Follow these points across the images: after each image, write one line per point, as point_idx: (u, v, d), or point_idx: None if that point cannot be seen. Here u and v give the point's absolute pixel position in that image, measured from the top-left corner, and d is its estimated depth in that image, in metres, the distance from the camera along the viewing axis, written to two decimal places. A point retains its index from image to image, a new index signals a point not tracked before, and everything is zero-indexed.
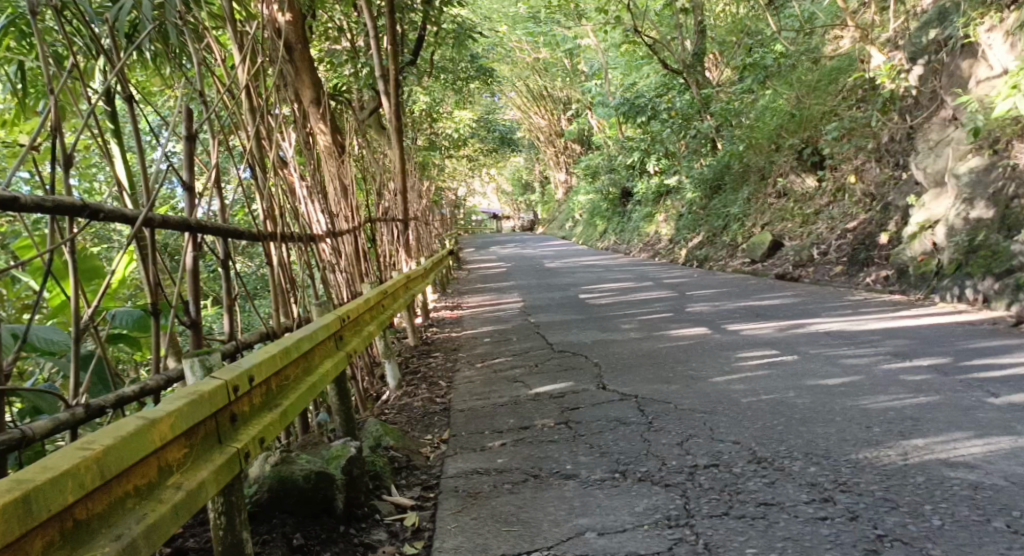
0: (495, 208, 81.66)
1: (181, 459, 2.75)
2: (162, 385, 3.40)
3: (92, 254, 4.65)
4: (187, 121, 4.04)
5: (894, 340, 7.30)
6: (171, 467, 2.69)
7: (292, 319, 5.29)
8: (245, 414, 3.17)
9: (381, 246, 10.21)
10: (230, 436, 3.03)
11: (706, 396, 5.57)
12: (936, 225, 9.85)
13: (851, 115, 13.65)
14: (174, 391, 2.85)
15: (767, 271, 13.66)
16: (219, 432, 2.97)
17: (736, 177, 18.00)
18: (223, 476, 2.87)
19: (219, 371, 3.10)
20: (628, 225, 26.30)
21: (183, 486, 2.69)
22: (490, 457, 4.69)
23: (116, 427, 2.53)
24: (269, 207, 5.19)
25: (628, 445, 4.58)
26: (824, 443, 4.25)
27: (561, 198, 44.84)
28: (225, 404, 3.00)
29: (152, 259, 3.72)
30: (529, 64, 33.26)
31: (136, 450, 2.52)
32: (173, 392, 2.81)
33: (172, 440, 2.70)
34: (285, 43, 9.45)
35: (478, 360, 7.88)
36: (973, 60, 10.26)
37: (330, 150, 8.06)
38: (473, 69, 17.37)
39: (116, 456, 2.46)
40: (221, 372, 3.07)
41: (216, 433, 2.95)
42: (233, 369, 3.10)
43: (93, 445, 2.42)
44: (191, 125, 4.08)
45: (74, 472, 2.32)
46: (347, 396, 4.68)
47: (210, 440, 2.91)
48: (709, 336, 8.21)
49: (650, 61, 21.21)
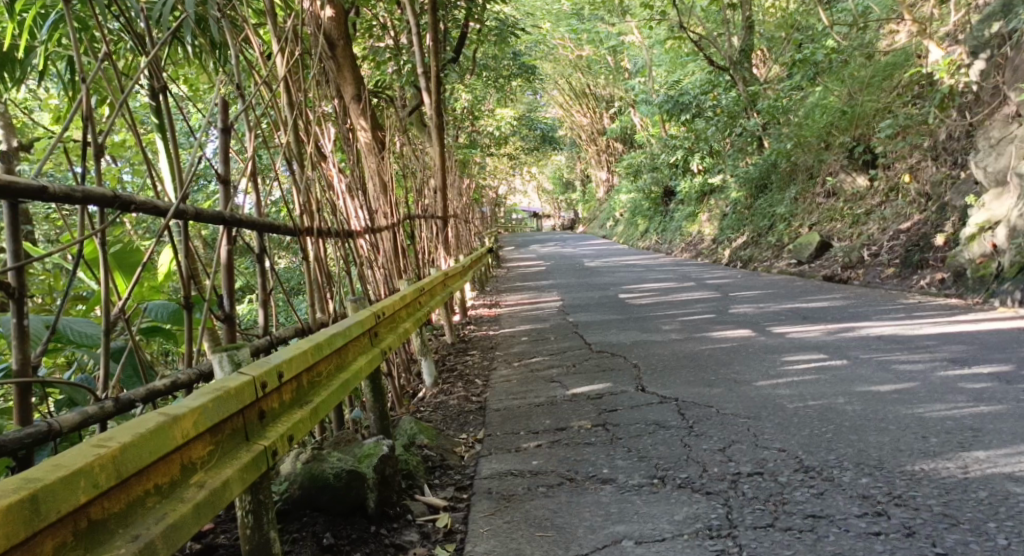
0: (536, 207, 81.53)
1: (205, 457, 2.66)
2: (194, 379, 3.31)
3: (134, 247, 4.56)
4: (224, 113, 3.94)
5: (950, 345, 7.07)
6: (194, 465, 2.61)
7: (327, 315, 5.20)
8: (274, 410, 3.08)
9: (421, 243, 10.14)
10: (258, 433, 2.95)
11: (750, 401, 5.41)
12: (997, 226, 9.56)
13: (905, 113, 13.35)
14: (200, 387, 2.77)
15: (814, 273, 13.40)
16: (246, 428, 2.89)
17: (783, 176, 17.72)
18: (250, 474, 2.79)
19: (248, 366, 3.02)
20: (671, 224, 26.04)
21: (207, 485, 2.61)
22: (526, 459, 4.58)
23: (137, 423, 2.46)
24: (307, 201, 5.10)
25: (668, 450, 4.44)
26: (876, 452, 4.08)
27: (603, 197, 44.59)
28: (252, 400, 2.91)
29: (187, 252, 3.63)
30: (572, 62, 33.11)
31: (156, 447, 2.45)
32: (198, 388, 2.73)
33: (196, 436, 2.62)
34: (328, 38, 9.38)
35: (514, 359, 7.77)
36: None
37: (370, 146, 7.98)
38: (515, 67, 17.27)
39: (135, 453, 2.38)
40: (248, 367, 2.99)
41: (243, 429, 2.87)
42: (261, 365, 3.02)
43: (110, 442, 2.35)
44: (228, 117, 3.99)
45: (88, 471, 2.25)
46: (382, 393, 4.59)
47: (236, 436, 2.83)
48: (754, 338, 8.03)
49: (696, 59, 20.98)
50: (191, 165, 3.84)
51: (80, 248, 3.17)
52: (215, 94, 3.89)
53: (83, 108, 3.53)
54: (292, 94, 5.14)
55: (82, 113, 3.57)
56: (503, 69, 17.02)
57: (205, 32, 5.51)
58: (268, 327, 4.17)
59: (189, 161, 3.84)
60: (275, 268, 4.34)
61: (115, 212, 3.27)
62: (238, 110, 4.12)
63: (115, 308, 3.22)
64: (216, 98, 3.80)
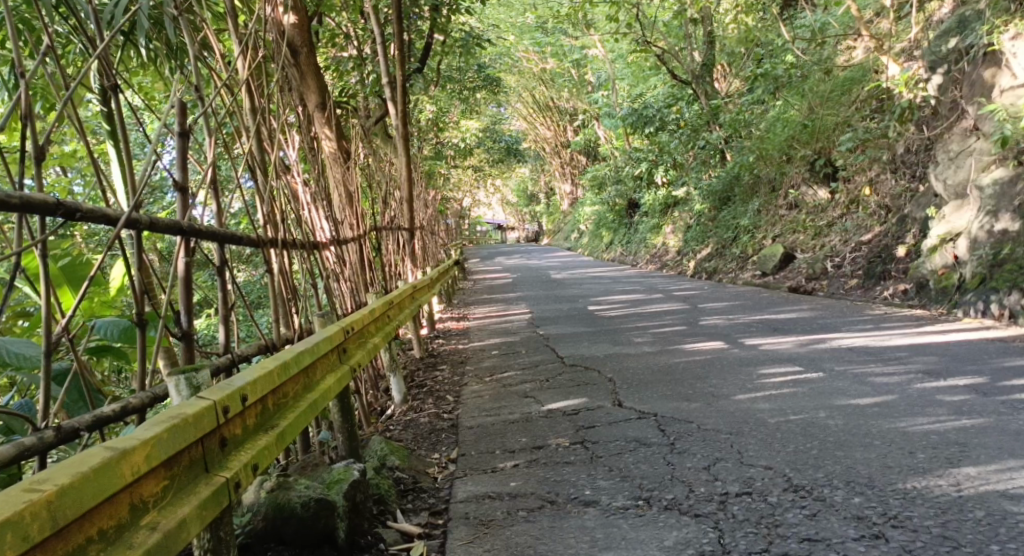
0: (500, 220, 81.36)
1: (158, 495, 2.45)
2: (146, 403, 3.06)
3: (84, 261, 4.35)
4: (181, 115, 3.70)
5: (922, 357, 6.98)
6: (146, 504, 2.40)
7: (293, 330, 4.98)
8: (237, 437, 2.87)
9: (387, 255, 9.92)
10: (219, 463, 2.73)
11: (729, 416, 5.26)
12: (958, 238, 9.55)
13: (864, 126, 13.35)
14: (154, 415, 2.56)
15: (779, 284, 13.36)
16: (206, 460, 2.67)
17: (746, 189, 17.73)
18: (208, 510, 2.57)
19: (208, 390, 2.80)
20: (635, 236, 26.00)
21: (159, 527, 2.39)
22: (503, 480, 4.39)
23: (78, 461, 2.24)
24: (270, 211, 4.87)
25: (651, 469, 4.27)
26: (865, 470, 3.94)
27: (567, 210, 44.51)
28: (213, 428, 2.70)
29: (141, 264, 3.40)
30: (536, 76, 33.09)
31: (98, 488, 2.22)
32: (150, 417, 2.52)
33: (146, 473, 2.40)
34: (290, 45, 9.13)
35: (486, 374, 7.57)
36: (996, 69, 9.97)
37: (336, 156, 7.76)
38: (479, 79, 17.05)
39: (73, 497, 2.16)
40: (208, 390, 2.77)
41: (202, 460, 2.65)
42: (223, 388, 2.81)
43: (45, 485, 2.13)
44: (185, 119, 3.75)
45: (17, 521, 2.02)
46: (350, 414, 4.38)
47: (194, 468, 2.61)
48: (727, 351, 7.91)
49: (659, 72, 21.01)
50: (145, 174, 3.60)
51: (17, 260, 2.92)
52: (172, 96, 3.65)
53: (25, 112, 3.29)
54: (254, 100, 4.91)
55: (24, 117, 3.32)
56: (467, 81, 16.87)
57: (163, 36, 5.29)
58: (229, 344, 3.94)
59: (143, 169, 3.60)
60: (237, 282, 4.12)
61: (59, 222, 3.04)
62: (197, 113, 3.89)
63: (57, 327, 2.98)
64: (173, 98, 3.56)
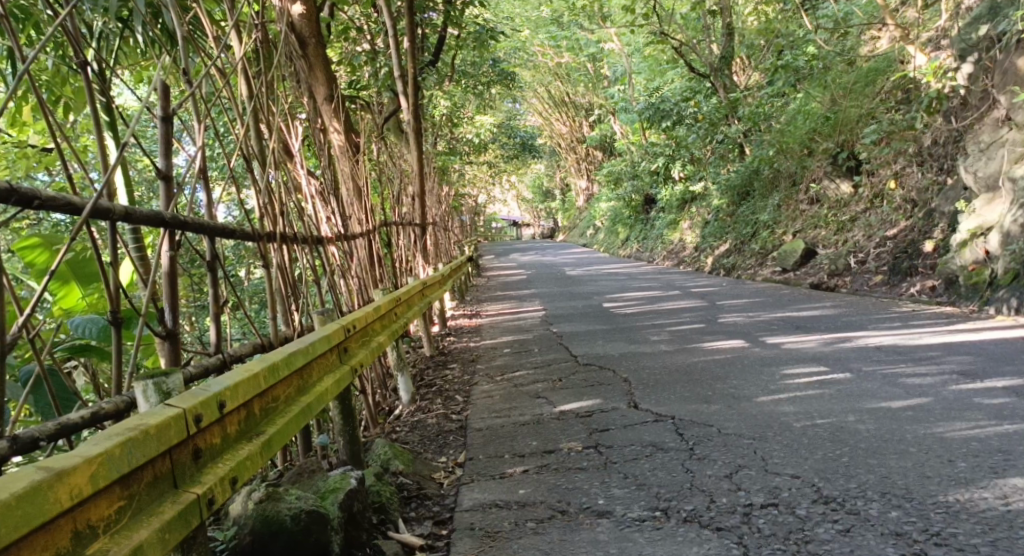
0: (516, 217, 81.10)
1: (111, 517, 2.25)
2: (120, 409, 2.85)
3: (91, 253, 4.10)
4: (163, 97, 3.48)
5: (954, 356, 6.69)
6: (95, 528, 2.20)
7: (294, 328, 4.73)
8: (214, 447, 2.67)
9: (398, 251, 9.69)
10: (190, 478, 2.54)
11: (752, 419, 4.99)
12: (989, 232, 9.21)
13: (888, 118, 13.00)
14: (111, 426, 2.37)
15: (800, 280, 13.04)
16: (173, 475, 2.48)
17: (765, 183, 17.40)
18: (173, 533, 2.36)
19: (179, 396, 2.60)
20: (652, 232, 25.66)
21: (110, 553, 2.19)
22: (511, 488, 4.14)
23: (11, 480, 2.05)
24: (268, 202, 4.64)
25: (669, 477, 4.02)
26: (901, 480, 3.67)
27: (583, 206, 44.16)
28: (181, 439, 2.50)
29: (118, 258, 3.18)
30: (552, 71, 32.82)
31: (29, 512, 2.03)
32: (105, 430, 2.33)
33: (95, 493, 2.21)
34: (297, 35, 8.86)
35: (497, 373, 7.31)
36: None
37: (344, 149, 7.52)
38: (495, 73, 16.81)
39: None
40: (177, 397, 2.57)
41: (169, 475, 2.46)
42: (197, 393, 2.61)
43: None
44: (169, 103, 3.52)
45: None
46: (351, 416, 4.14)
47: (158, 485, 2.42)
48: (748, 349, 7.63)
49: (676, 66, 20.71)
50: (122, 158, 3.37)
51: None
52: (154, 76, 3.43)
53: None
54: (251, 86, 4.67)
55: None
56: (482, 76, 16.59)
57: (159, 23, 5.09)
58: (221, 342, 3.73)
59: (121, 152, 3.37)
60: (230, 278, 3.91)
61: (18, 211, 2.80)
62: (185, 95, 3.68)
63: (16, 323, 2.75)
64: (154, 79, 3.35)
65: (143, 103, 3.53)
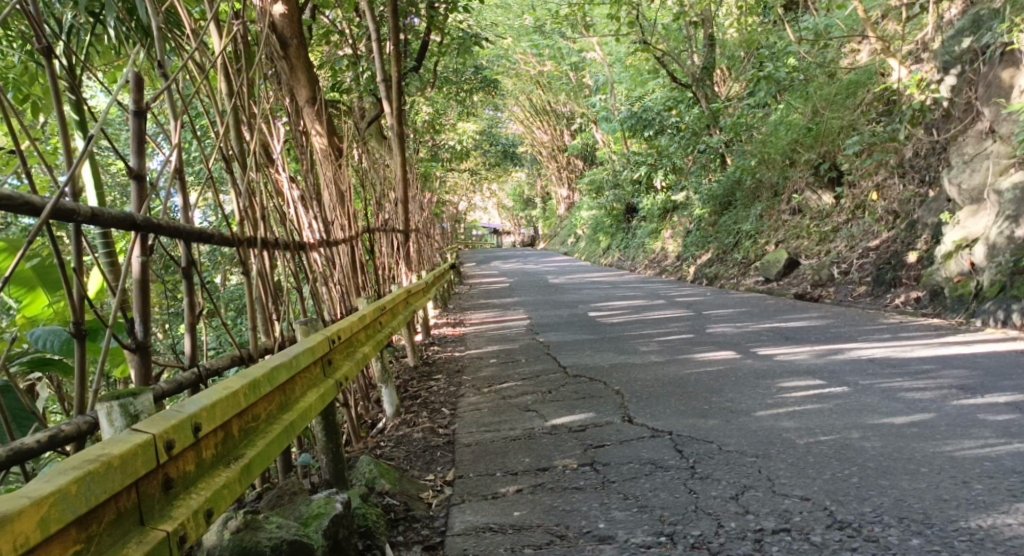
0: (495, 225, 80.84)
1: None
2: (84, 429, 2.62)
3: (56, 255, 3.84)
4: (136, 91, 3.24)
5: (951, 370, 6.50)
6: None
7: (273, 338, 4.47)
8: (188, 474, 2.46)
9: (380, 258, 9.44)
10: (160, 512, 2.33)
11: (753, 435, 4.80)
12: (975, 243, 9.07)
13: (871, 130, 12.90)
14: (71, 457, 2.17)
15: (784, 290, 12.89)
16: (141, 510, 2.27)
17: (748, 193, 17.26)
18: None
19: (150, 418, 2.40)
20: (633, 241, 25.49)
21: None
22: (506, 509, 3.94)
23: None
24: (248, 205, 4.39)
25: (672, 499, 3.84)
26: (917, 503, 3.54)
27: (563, 214, 43.94)
28: (150, 469, 2.30)
29: (82, 264, 2.94)
30: (534, 79, 32.70)
31: None
32: (64, 461, 2.13)
33: (50, 536, 2.02)
34: (279, 35, 8.61)
35: (483, 385, 7.07)
36: (1015, 69, 9.54)
37: (326, 152, 7.27)
38: (477, 81, 16.39)
39: None
40: (145, 419, 2.37)
41: (136, 511, 2.26)
42: (170, 416, 2.40)
43: None
44: (142, 97, 3.28)
45: None
46: (336, 432, 3.90)
47: (124, 522, 2.22)
48: (739, 361, 7.46)
49: (657, 76, 20.56)
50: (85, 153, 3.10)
51: None
52: (126, 69, 3.20)
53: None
54: (232, 83, 4.42)
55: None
56: (465, 83, 16.39)
57: (133, 16, 4.83)
58: (196, 355, 3.50)
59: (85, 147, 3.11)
60: (206, 286, 3.68)
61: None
62: (161, 88, 3.47)
63: None
64: (127, 70, 3.14)
65: (114, 98, 3.29)
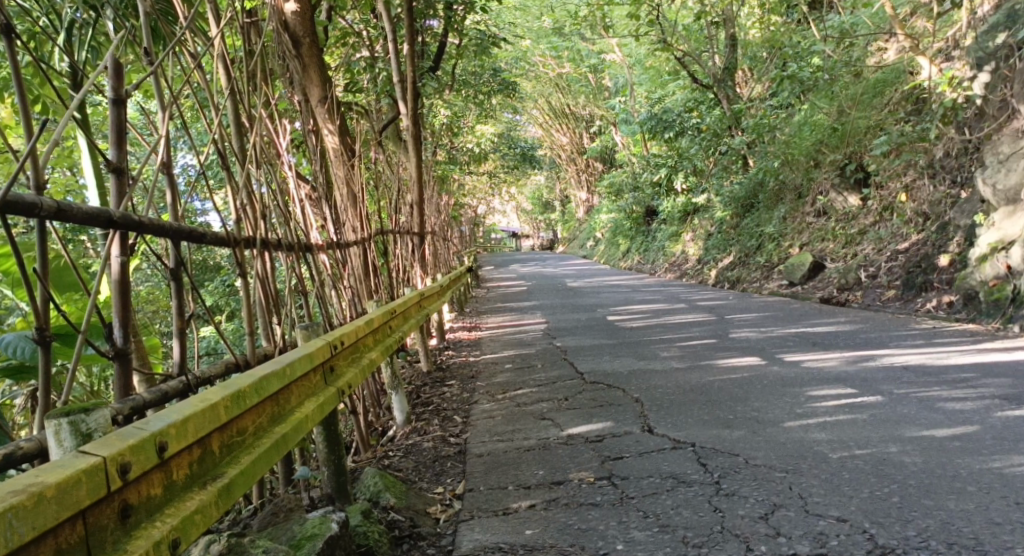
0: (513, 227, 80.53)
1: None
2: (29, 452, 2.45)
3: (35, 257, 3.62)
4: (114, 79, 3.10)
5: (992, 378, 6.21)
6: None
7: (273, 344, 4.24)
8: (152, 500, 2.33)
9: (395, 260, 9.19)
10: (115, 545, 2.20)
11: (783, 447, 4.54)
12: (1011, 246, 8.75)
13: (898, 130, 12.56)
14: (9, 481, 2.07)
15: (808, 294, 12.56)
16: (91, 542, 2.15)
17: (771, 195, 16.89)
18: None
19: (106, 438, 2.29)
20: (653, 244, 25.10)
21: None
22: (520, 527, 3.71)
23: None
24: (246, 201, 4.16)
25: (695, 518, 3.60)
26: (966, 527, 3.37)
27: (583, 217, 43.54)
28: (101, 496, 2.17)
29: (46, 264, 2.75)
30: (553, 82, 32.43)
31: None
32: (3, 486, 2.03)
33: None
34: (291, 34, 8.37)
35: (498, 391, 6.81)
36: None
37: (338, 152, 7.02)
38: (496, 82, 16.22)
39: None
40: (98, 441, 2.25)
41: (86, 542, 2.14)
42: (128, 437, 2.29)
43: None
44: (121, 85, 3.14)
45: None
46: (338, 444, 3.65)
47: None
48: (766, 367, 7.18)
49: (678, 77, 20.24)
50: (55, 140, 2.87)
51: None
52: (103, 55, 3.01)
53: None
54: (230, 72, 4.18)
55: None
56: (483, 86, 16.14)
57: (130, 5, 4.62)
58: (185, 362, 3.30)
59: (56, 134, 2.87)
60: (198, 289, 3.48)
61: None
62: (148, 74, 3.30)
63: None
64: (106, 57, 2.96)
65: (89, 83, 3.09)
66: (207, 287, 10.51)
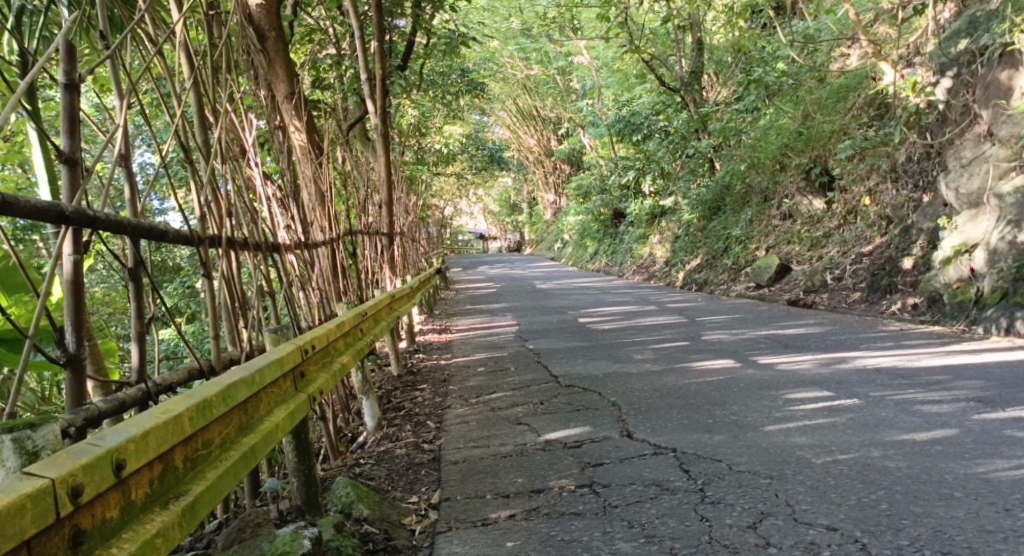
0: (481, 229, 80.38)
1: None
2: None
3: None
4: (67, 62, 2.94)
5: (964, 381, 6.15)
6: None
7: (239, 348, 4.06)
8: (110, 523, 2.17)
9: (363, 261, 9.00)
10: None
11: (765, 453, 4.42)
12: (975, 249, 8.73)
13: (862, 134, 12.58)
14: None
15: (776, 296, 12.52)
16: None
17: (737, 198, 16.88)
18: None
19: (57, 456, 2.12)
20: (621, 247, 25.04)
21: None
22: (500, 539, 3.56)
23: None
24: (210, 197, 3.97)
25: (682, 528, 3.48)
26: (959, 535, 3.28)
27: (551, 220, 43.42)
28: (51, 520, 2.01)
29: None
30: (521, 84, 32.31)
31: None
32: None
33: None
34: (256, 27, 8.16)
35: (471, 396, 6.66)
36: (1013, 70, 9.16)
37: (306, 150, 6.85)
38: (463, 83, 16.03)
39: None
40: (47, 461, 2.08)
41: None
42: (82, 454, 2.12)
43: None
44: (75, 70, 2.96)
45: None
46: (309, 453, 3.48)
47: None
48: (740, 370, 7.08)
49: (645, 80, 20.16)
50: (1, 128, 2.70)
51: None
52: (54, 38, 2.84)
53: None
54: (192, 60, 3.99)
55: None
56: (450, 86, 15.97)
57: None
58: (144, 368, 3.12)
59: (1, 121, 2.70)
60: (158, 289, 3.30)
61: None
62: (105, 58, 3.12)
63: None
64: (57, 42, 2.79)
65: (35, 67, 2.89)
66: (167, 288, 10.24)
